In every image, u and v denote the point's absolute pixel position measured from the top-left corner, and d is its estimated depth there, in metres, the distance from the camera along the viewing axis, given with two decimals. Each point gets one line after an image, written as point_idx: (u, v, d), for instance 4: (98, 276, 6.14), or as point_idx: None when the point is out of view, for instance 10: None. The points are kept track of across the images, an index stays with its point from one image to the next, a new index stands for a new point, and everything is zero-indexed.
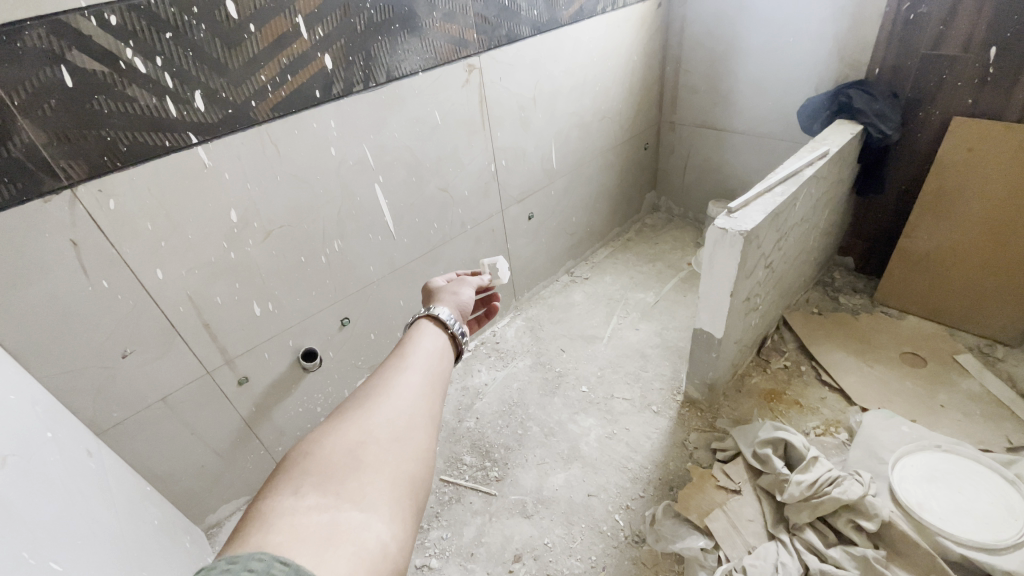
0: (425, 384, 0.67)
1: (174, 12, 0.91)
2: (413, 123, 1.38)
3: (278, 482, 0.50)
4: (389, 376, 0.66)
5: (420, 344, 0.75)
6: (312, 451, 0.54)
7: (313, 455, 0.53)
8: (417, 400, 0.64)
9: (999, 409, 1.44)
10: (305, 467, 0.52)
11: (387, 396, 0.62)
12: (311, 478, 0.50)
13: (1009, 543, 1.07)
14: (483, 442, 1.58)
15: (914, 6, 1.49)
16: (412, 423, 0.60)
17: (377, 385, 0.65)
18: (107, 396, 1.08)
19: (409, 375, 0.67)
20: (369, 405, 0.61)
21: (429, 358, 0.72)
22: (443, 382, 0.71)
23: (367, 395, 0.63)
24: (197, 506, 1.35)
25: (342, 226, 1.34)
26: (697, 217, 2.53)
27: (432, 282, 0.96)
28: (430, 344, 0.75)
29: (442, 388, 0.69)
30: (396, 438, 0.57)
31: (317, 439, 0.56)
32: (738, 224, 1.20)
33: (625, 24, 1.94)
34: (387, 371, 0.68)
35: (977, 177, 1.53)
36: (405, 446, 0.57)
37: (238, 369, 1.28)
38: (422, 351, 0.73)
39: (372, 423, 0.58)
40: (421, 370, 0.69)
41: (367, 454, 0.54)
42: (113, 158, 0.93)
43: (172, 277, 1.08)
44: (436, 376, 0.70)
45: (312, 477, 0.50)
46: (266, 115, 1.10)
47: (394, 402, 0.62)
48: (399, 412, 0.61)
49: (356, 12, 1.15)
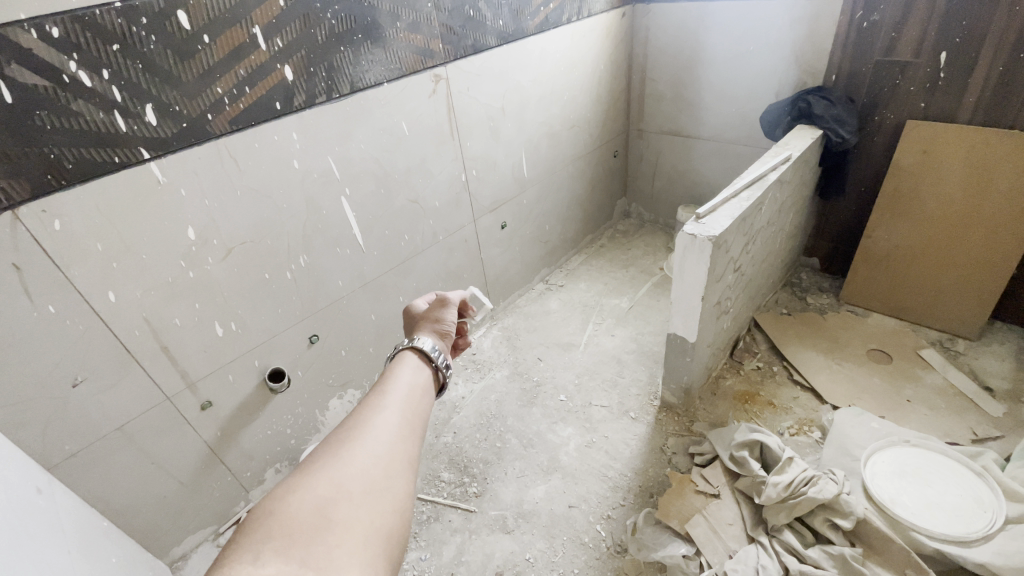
0: (403, 425, 0.64)
1: (122, 23, 0.87)
2: (379, 134, 1.36)
3: (238, 545, 0.47)
4: (366, 416, 0.63)
5: (400, 379, 0.72)
6: (278, 508, 0.51)
7: (279, 513, 0.50)
8: (396, 444, 0.61)
9: (963, 402, 1.48)
10: (269, 526, 0.49)
11: (362, 441, 0.59)
12: (274, 542, 0.47)
13: (978, 535, 1.09)
14: (461, 457, 1.54)
15: (866, 15, 1.54)
16: (389, 472, 0.57)
17: (351, 427, 0.61)
18: (57, 427, 1.02)
19: (387, 416, 0.64)
20: (343, 452, 0.58)
21: (408, 395, 0.70)
22: (422, 421, 0.68)
23: (341, 439, 0.60)
24: (159, 539, 1.28)
25: (308, 241, 1.30)
26: (667, 222, 2.56)
27: (413, 308, 0.93)
28: (410, 379, 0.73)
29: (422, 428, 0.67)
30: (370, 491, 0.55)
31: (284, 492, 0.52)
32: (707, 229, 1.22)
33: (591, 34, 1.96)
34: (363, 410, 0.65)
35: (931, 181, 1.59)
36: (379, 499, 0.55)
37: (201, 394, 1.22)
38: (401, 387, 0.70)
39: (346, 472, 0.55)
40: (400, 409, 0.66)
41: (338, 511, 0.51)
42: (58, 177, 0.88)
43: (126, 299, 1.03)
44: (415, 415, 0.67)
45: (277, 540, 0.47)
46: (223, 129, 1.06)
47: (369, 449, 0.59)
48: (375, 459, 0.58)
49: (317, 22, 1.12)
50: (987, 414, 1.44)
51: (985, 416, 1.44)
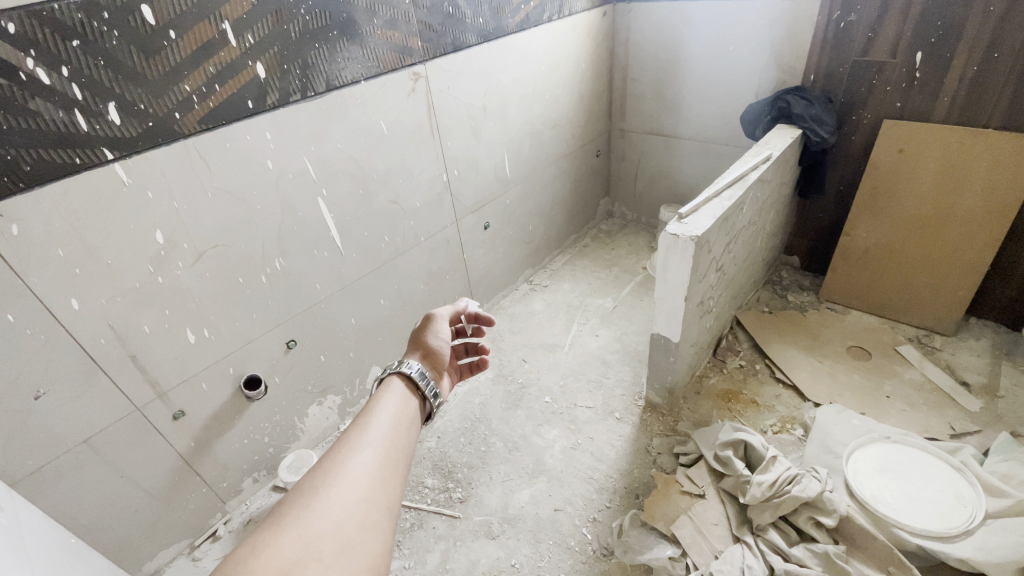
0: (384, 464, 0.61)
1: (82, 18, 0.83)
2: (357, 134, 1.32)
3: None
4: (343, 459, 0.60)
5: (384, 410, 0.70)
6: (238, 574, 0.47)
7: None
8: (375, 491, 0.58)
9: (940, 397, 1.51)
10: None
11: (337, 488, 0.56)
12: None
13: (959, 530, 1.11)
14: (445, 462, 1.52)
15: (843, 16, 1.56)
16: (365, 525, 0.54)
17: (325, 473, 0.58)
18: (19, 442, 0.97)
19: (365, 456, 0.61)
20: (317, 502, 0.54)
21: (391, 429, 0.67)
22: (405, 455, 0.65)
23: (314, 488, 0.56)
24: (130, 555, 1.23)
25: (283, 243, 1.26)
26: (650, 221, 2.57)
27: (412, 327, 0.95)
28: (392, 412, 0.70)
29: (404, 465, 0.64)
30: (342, 549, 0.52)
31: (249, 551, 0.49)
32: (690, 229, 1.21)
33: (572, 33, 1.95)
34: (340, 450, 0.61)
35: (905, 181, 1.62)
36: (352, 559, 0.52)
37: (173, 403, 1.17)
38: (384, 420, 0.68)
39: (318, 528, 0.52)
40: (381, 447, 0.63)
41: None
42: (15, 179, 0.84)
43: (91, 307, 0.98)
44: (396, 451, 0.64)
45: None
46: (192, 128, 1.02)
47: (344, 498, 0.55)
48: (350, 511, 0.55)
49: (290, 18, 1.09)
50: (964, 409, 1.46)
51: (962, 411, 1.46)
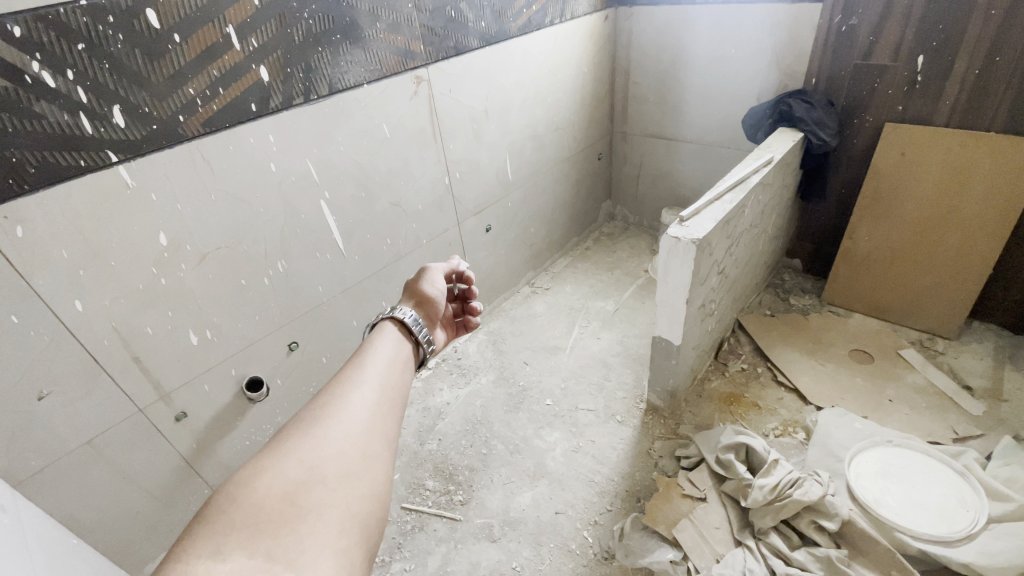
0: (381, 401, 0.62)
1: (87, 22, 0.84)
2: (359, 137, 1.33)
3: (198, 540, 0.44)
4: (340, 394, 0.61)
5: (378, 353, 0.71)
6: (241, 496, 0.48)
7: (242, 503, 0.47)
8: (374, 422, 0.59)
9: (943, 401, 1.50)
10: (232, 517, 0.46)
11: (336, 421, 0.57)
12: (239, 535, 0.45)
13: (962, 535, 1.10)
14: (446, 465, 1.52)
15: (845, 19, 1.56)
16: (366, 453, 0.56)
17: (323, 407, 0.59)
18: (22, 442, 0.97)
19: (363, 392, 0.62)
20: (316, 432, 0.55)
21: (387, 370, 0.68)
22: (402, 394, 0.66)
23: (312, 420, 0.57)
24: (132, 556, 1.23)
25: (286, 245, 1.27)
26: (651, 224, 2.57)
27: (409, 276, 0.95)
28: (386, 354, 0.71)
29: (401, 402, 0.65)
30: (345, 472, 0.52)
31: (250, 477, 0.50)
32: (691, 232, 1.21)
33: (574, 36, 1.96)
34: (337, 388, 0.63)
35: (907, 184, 1.62)
36: (356, 481, 0.52)
37: (175, 405, 1.18)
38: (379, 361, 0.69)
39: (318, 456, 0.53)
40: (378, 384, 0.64)
41: (310, 496, 0.49)
42: (20, 180, 0.84)
43: (94, 308, 0.99)
44: (392, 388, 0.66)
45: (240, 533, 0.45)
46: (195, 131, 1.02)
47: (343, 429, 0.56)
48: (351, 439, 0.56)
49: (293, 22, 1.09)
50: (967, 413, 1.46)
51: (965, 415, 1.46)
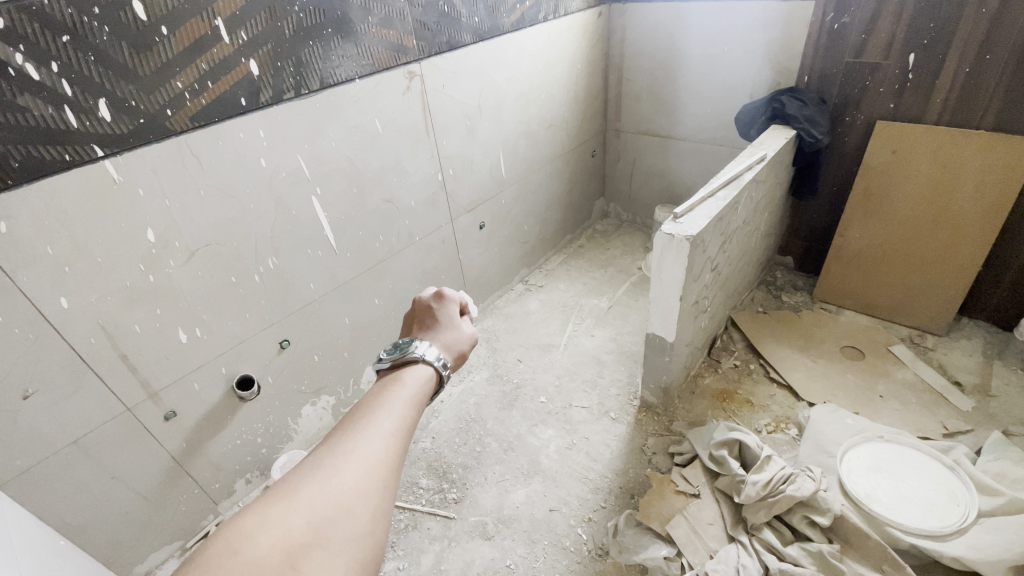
0: (395, 451, 0.59)
1: (72, 13, 0.82)
2: (351, 132, 1.31)
3: None
4: (356, 439, 0.58)
5: (401, 390, 0.67)
6: (243, 546, 0.46)
7: (243, 553, 0.46)
8: (386, 478, 0.56)
9: (933, 396, 1.52)
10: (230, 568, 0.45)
11: (347, 471, 0.54)
12: None
13: (952, 530, 1.12)
14: (440, 463, 1.51)
15: (837, 17, 1.57)
16: (372, 514, 0.53)
17: (338, 451, 0.56)
18: (6, 442, 0.95)
19: (380, 439, 0.59)
20: (328, 483, 0.53)
21: (405, 412, 0.64)
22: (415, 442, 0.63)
23: (324, 465, 0.55)
24: (120, 557, 1.21)
25: (276, 242, 1.25)
26: (645, 221, 2.57)
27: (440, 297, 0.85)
28: (408, 393, 0.67)
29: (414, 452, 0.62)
30: (349, 534, 0.51)
31: (255, 524, 0.48)
32: (684, 229, 1.21)
33: (567, 32, 1.95)
34: (354, 428, 0.59)
35: (897, 183, 1.63)
36: (357, 546, 0.51)
37: (164, 404, 1.16)
38: (399, 400, 0.65)
39: (324, 511, 0.51)
40: (394, 431, 0.61)
41: (310, 560, 0.48)
42: (4, 173, 0.83)
43: (80, 305, 0.97)
44: (406, 436, 0.62)
45: None
46: (184, 125, 1.01)
47: (354, 483, 0.54)
48: (359, 495, 0.53)
49: (283, 15, 1.08)
50: (957, 409, 1.47)
51: (955, 410, 1.47)
